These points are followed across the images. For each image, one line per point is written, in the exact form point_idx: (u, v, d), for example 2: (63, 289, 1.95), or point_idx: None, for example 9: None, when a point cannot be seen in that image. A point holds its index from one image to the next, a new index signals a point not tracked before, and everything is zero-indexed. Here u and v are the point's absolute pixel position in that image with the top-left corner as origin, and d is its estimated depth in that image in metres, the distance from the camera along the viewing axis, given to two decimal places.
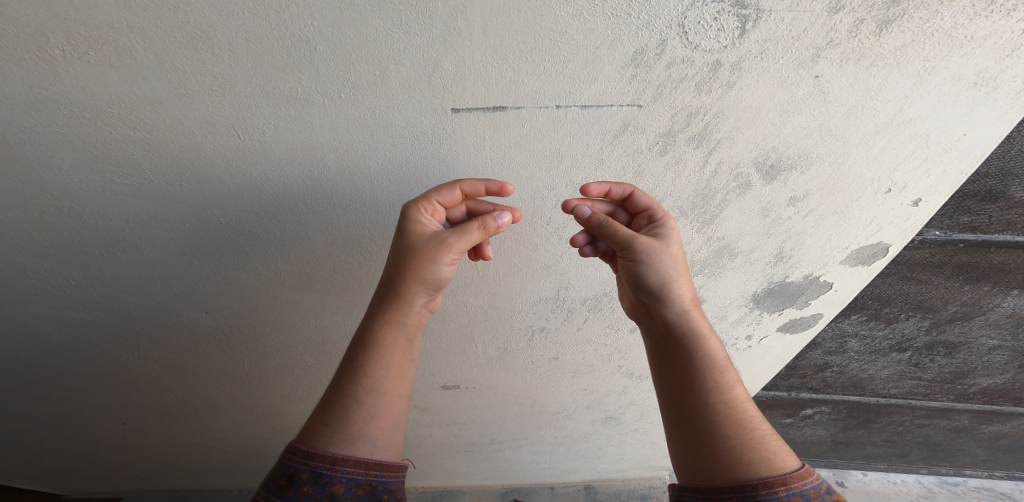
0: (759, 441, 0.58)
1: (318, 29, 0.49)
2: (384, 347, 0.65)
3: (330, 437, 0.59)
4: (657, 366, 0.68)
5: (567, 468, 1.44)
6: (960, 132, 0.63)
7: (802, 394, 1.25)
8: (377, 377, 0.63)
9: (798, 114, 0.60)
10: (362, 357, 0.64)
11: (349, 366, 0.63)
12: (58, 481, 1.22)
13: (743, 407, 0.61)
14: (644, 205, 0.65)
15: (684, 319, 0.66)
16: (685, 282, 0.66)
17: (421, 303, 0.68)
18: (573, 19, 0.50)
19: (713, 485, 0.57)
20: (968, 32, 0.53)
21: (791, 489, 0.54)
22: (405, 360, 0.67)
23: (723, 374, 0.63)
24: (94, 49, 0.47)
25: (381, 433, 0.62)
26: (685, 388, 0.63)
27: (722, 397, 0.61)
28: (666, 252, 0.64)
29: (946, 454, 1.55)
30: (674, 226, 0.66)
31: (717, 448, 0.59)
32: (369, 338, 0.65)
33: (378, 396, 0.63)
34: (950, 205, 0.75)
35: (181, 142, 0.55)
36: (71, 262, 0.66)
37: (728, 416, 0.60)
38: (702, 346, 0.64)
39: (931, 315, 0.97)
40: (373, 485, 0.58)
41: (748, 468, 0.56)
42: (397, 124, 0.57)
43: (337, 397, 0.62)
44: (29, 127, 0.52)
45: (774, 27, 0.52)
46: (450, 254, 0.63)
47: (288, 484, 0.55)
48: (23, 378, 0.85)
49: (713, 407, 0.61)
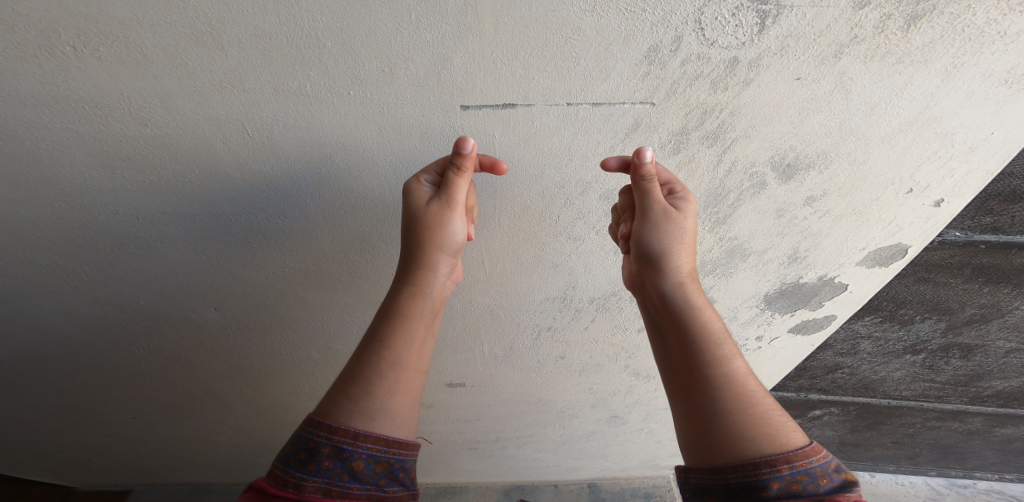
0: (761, 417, 0.55)
1: (327, 24, 0.48)
2: (410, 319, 0.62)
3: (353, 411, 0.55)
4: (657, 341, 0.66)
5: (571, 466, 1.44)
6: (988, 131, 0.61)
7: (811, 395, 1.23)
8: (401, 351, 0.60)
9: (818, 112, 0.58)
10: (388, 328, 0.61)
11: (374, 338, 0.60)
12: (69, 473, 1.24)
13: (744, 381, 0.57)
14: (658, 175, 0.62)
15: (679, 291, 0.64)
16: (683, 252, 0.64)
17: (444, 273, 0.66)
18: (586, 14, 0.49)
19: (716, 465, 0.54)
20: (1002, 28, 0.51)
21: (795, 467, 0.50)
22: (428, 334, 0.64)
23: (722, 346, 0.60)
24: (104, 45, 0.47)
25: (401, 410, 0.58)
26: (684, 361, 0.60)
27: (721, 371, 0.58)
28: (671, 220, 0.61)
29: (956, 456, 1.52)
30: (687, 199, 0.63)
31: (717, 425, 0.55)
32: (394, 310, 0.62)
33: (400, 371, 0.59)
34: (972, 205, 0.73)
35: (191, 139, 0.55)
36: (83, 258, 0.67)
37: (728, 390, 0.56)
38: (698, 317, 0.62)
39: (949, 316, 0.94)
40: (391, 462, 0.56)
41: (750, 445, 0.52)
42: (407, 121, 0.56)
43: (359, 370, 0.58)
44: (40, 123, 0.52)
45: (796, 23, 0.51)
46: (457, 213, 0.61)
47: (309, 458, 0.52)
48: (37, 371, 0.86)
49: (711, 381, 0.57)
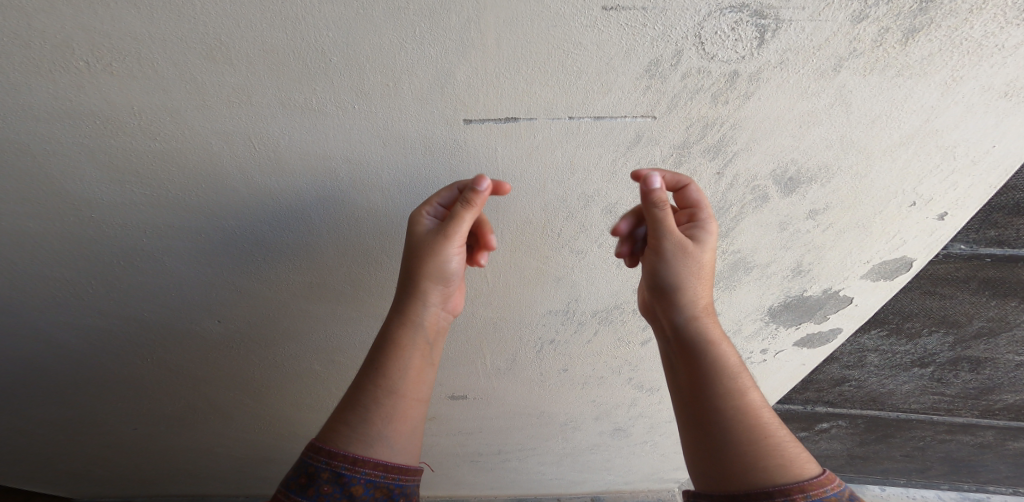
0: (775, 448, 0.53)
1: (333, 39, 0.48)
2: (403, 349, 0.61)
3: (350, 436, 0.55)
4: (669, 369, 0.65)
5: (574, 479, 1.42)
6: (989, 144, 0.61)
7: (818, 408, 1.21)
8: (397, 379, 0.60)
9: (818, 125, 0.58)
10: (383, 357, 0.60)
11: (370, 367, 0.60)
12: (70, 485, 1.24)
13: (758, 413, 0.57)
14: (694, 200, 0.61)
15: (694, 323, 0.63)
16: (699, 287, 0.63)
17: (435, 304, 0.65)
18: (586, 29, 0.50)
19: (725, 491, 0.53)
20: (1000, 41, 0.51)
21: (811, 496, 0.49)
22: (424, 363, 0.64)
23: (737, 378, 0.59)
24: (117, 61, 0.47)
25: (400, 437, 0.58)
26: (695, 391, 0.59)
27: (735, 403, 0.57)
28: (695, 254, 0.60)
29: (969, 470, 1.49)
30: (714, 230, 0.61)
31: (729, 455, 0.54)
32: (386, 339, 0.62)
33: (396, 398, 0.59)
34: (976, 218, 0.73)
35: (200, 153, 0.56)
36: (90, 271, 0.67)
37: (740, 421, 0.56)
38: (712, 350, 0.60)
39: (956, 330, 0.93)
40: (390, 488, 0.55)
41: (762, 475, 0.51)
42: (410, 135, 0.57)
43: (356, 397, 0.58)
44: (53, 138, 0.53)
45: (795, 36, 0.51)
46: (455, 243, 0.60)
47: (309, 483, 0.52)
48: (40, 382, 0.86)
49: (724, 412, 0.56)
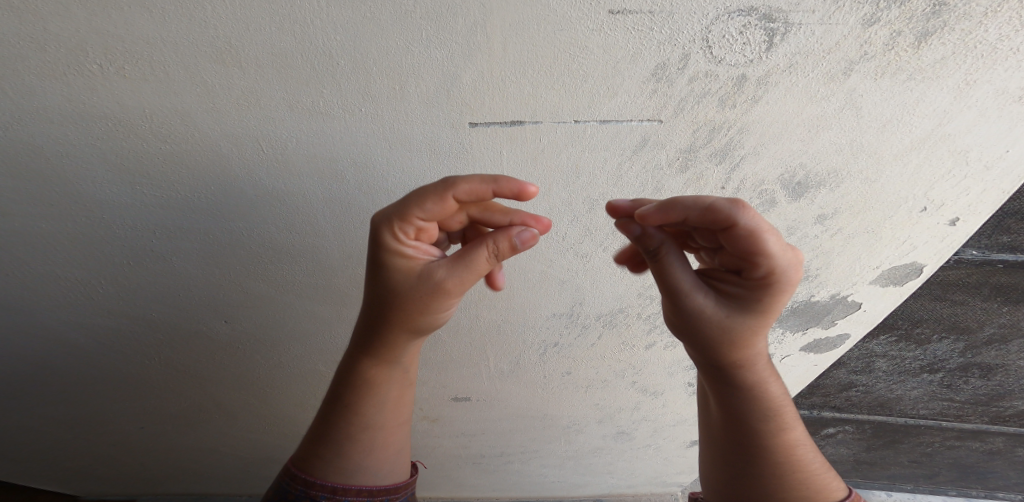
0: (810, 480, 0.55)
1: (341, 43, 0.48)
2: (376, 387, 0.58)
3: (329, 467, 0.56)
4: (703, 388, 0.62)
5: (576, 482, 1.41)
6: (1002, 148, 0.60)
7: (824, 413, 1.20)
8: (372, 414, 0.58)
9: (828, 129, 0.58)
10: (353, 397, 0.58)
11: (339, 405, 0.58)
12: (76, 481, 1.25)
13: (797, 446, 0.57)
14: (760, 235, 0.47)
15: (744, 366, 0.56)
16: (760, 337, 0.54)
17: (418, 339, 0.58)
18: (593, 33, 0.49)
19: None
20: (1015, 44, 0.50)
21: None
22: (404, 388, 0.62)
23: (783, 413, 0.57)
24: (130, 64, 0.48)
25: (383, 462, 0.59)
26: (734, 422, 0.57)
27: (779, 440, 0.56)
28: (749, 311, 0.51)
29: (977, 476, 1.47)
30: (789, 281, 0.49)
31: (764, 485, 0.56)
32: (355, 379, 0.58)
33: (376, 430, 0.59)
34: (989, 224, 0.72)
35: (209, 155, 0.56)
36: (100, 271, 0.68)
37: (773, 458, 0.55)
38: (761, 390, 0.56)
39: (967, 336, 0.92)
40: None
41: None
42: (416, 138, 0.57)
43: (330, 434, 0.57)
44: (66, 140, 0.53)
45: (804, 40, 0.50)
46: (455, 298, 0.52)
47: None
48: (50, 379, 0.87)
49: (766, 448, 0.56)
